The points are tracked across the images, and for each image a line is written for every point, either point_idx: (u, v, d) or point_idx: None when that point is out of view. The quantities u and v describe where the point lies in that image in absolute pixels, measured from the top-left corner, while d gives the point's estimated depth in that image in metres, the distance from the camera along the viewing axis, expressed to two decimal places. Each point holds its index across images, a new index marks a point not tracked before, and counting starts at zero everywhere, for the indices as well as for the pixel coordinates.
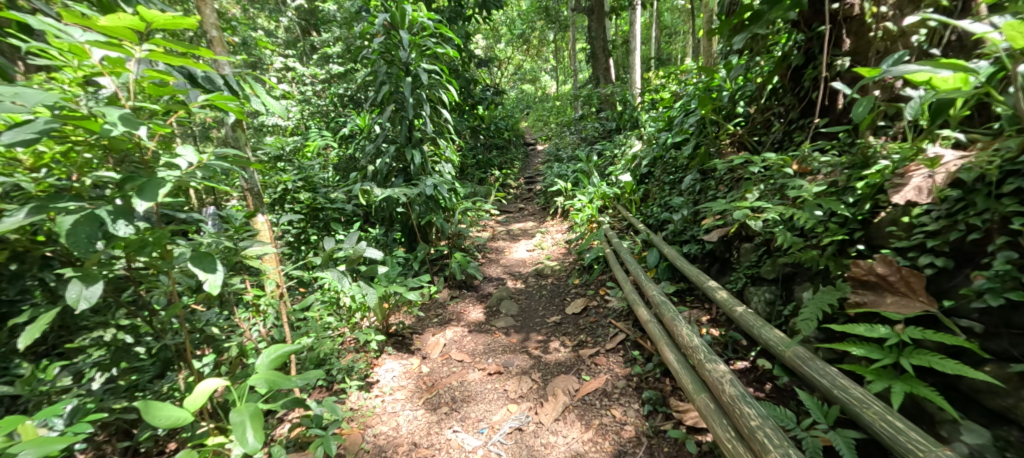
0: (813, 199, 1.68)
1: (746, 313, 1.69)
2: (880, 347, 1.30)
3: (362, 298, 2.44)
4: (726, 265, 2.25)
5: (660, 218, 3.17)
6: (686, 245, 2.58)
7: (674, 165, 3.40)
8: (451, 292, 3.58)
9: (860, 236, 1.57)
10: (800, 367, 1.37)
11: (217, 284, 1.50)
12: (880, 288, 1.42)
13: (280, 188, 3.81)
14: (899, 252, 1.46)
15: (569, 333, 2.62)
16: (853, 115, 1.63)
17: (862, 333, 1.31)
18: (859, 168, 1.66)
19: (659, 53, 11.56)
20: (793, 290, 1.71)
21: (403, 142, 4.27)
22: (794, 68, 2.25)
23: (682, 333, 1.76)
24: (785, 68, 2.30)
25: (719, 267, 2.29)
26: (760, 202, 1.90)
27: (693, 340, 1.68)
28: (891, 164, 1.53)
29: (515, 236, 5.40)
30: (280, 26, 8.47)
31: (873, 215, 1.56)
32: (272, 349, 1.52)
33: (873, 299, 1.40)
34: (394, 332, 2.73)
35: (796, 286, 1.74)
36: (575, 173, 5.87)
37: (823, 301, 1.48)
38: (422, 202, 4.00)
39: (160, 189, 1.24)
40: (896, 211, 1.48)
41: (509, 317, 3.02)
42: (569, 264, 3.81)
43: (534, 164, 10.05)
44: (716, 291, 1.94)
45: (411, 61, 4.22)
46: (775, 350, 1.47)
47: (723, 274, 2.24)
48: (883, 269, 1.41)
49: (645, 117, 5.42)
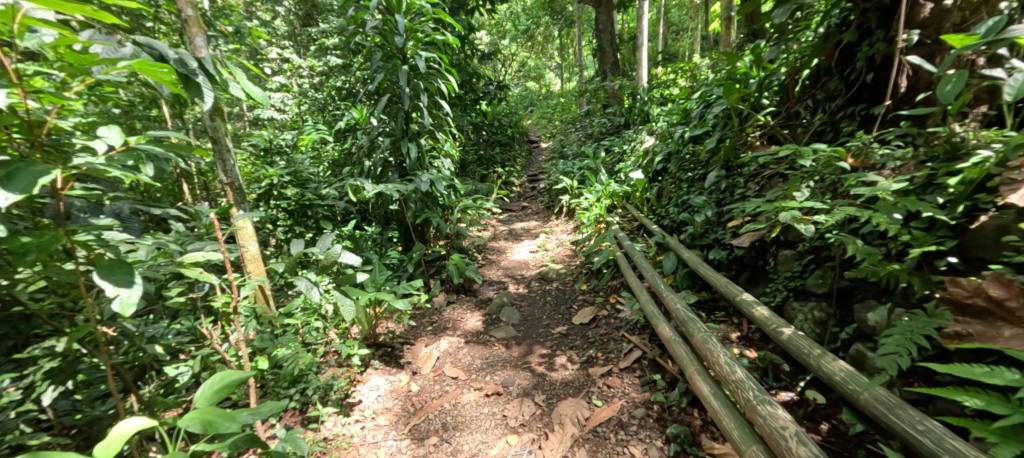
0: (891, 199, 1.39)
1: (795, 335, 1.41)
2: (1004, 398, 1.02)
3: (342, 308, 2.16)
4: (760, 273, 1.98)
5: (678, 219, 2.89)
6: (709, 249, 2.31)
7: (693, 160, 3.13)
8: (447, 297, 3.33)
9: (953, 246, 1.34)
10: (885, 417, 1.10)
11: (131, 303, 1.18)
12: (990, 315, 1.16)
13: (265, 183, 3.60)
14: (1013, 267, 1.20)
15: (577, 347, 2.34)
16: (941, 95, 1.37)
17: (977, 378, 1.04)
18: (948, 160, 1.43)
19: (666, 49, 11.31)
20: (855, 307, 1.46)
21: (398, 135, 4.00)
22: (845, 46, 1.98)
23: (718, 359, 1.48)
24: (833, 47, 2.04)
25: (750, 275, 2.02)
26: (810, 202, 1.62)
27: (735, 372, 1.39)
28: (995, 155, 1.29)
29: (517, 236, 5.12)
30: (277, 16, 8.23)
31: (971, 219, 1.33)
32: (219, 376, 1.25)
33: (983, 332, 1.14)
34: (383, 343, 2.47)
35: (860, 303, 1.48)
36: (582, 169, 5.60)
37: (916, 332, 1.23)
38: (418, 199, 3.72)
39: (37, 178, 0.99)
40: (1008, 217, 1.25)
41: (510, 327, 2.75)
42: (576, 267, 3.54)
43: (537, 161, 9.78)
44: (754, 306, 1.66)
45: (408, 48, 3.96)
46: (847, 391, 1.19)
47: (754, 284, 1.97)
48: (997, 291, 1.15)
49: (656, 111, 5.15)
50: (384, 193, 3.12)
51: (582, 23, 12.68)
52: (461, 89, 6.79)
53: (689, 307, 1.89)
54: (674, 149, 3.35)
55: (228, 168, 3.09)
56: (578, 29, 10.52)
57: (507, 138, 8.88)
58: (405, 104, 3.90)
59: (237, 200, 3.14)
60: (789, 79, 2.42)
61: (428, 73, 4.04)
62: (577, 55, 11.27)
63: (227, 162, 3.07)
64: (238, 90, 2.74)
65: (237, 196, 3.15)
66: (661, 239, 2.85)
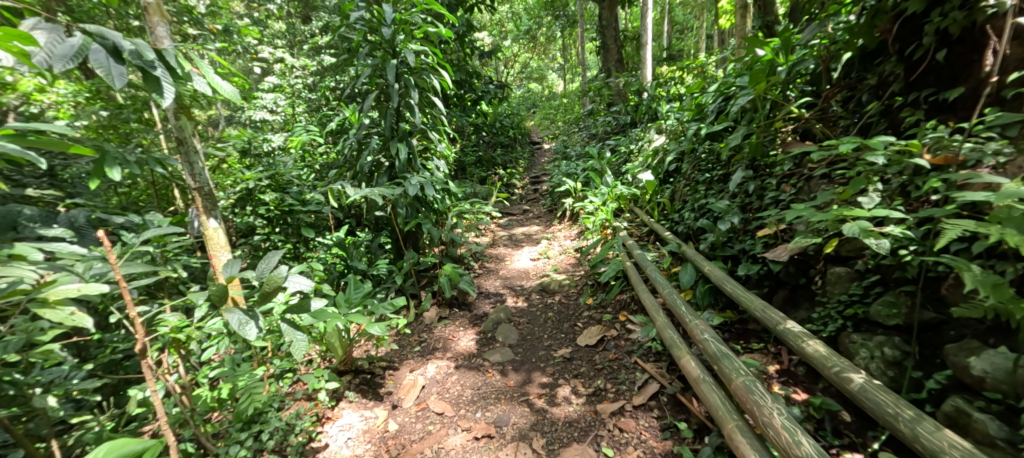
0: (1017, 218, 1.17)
1: (874, 392, 1.15)
2: None
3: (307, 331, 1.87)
4: (803, 294, 1.77)
5: (696, 226, 2.60)
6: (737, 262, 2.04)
7: (710, 161, 2.83)
8: (439, 313, 3.05)
9: None
10: None
11: None
12: None
13: (241, 187, 3.31)
14: None
15: (583, 375, 2.04)
16: None
17: None
18: None
19: (670, 48, 11.02)
20: (953, 348, 1.32)
21: (388, 135, 3.72)
22: (907, 18, 1.73)
23: (770, 418, 1.18)
24: (893, 20, 1.77)
25: (789, 294, 1.81)
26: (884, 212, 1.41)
27: (798, 442, 1.09)
28: None
29: (518, 242, 4.82)
30: (270, 16, 8.00)
31: None
32: (108, 447, 1.05)
33: None
34: (362, 370, 2.17)
35: (956, 344, 1.35)
36: (586, 170, 5.29)
37: None
38: (408, 204, 3.42)
39: None
40: None
41: (506, 348, 2.44)
42: (580, 278, 3.24)
43: (540, 163, 9.48)
44: (804, 341, 1.37)
45: (398, 41, 3.68)
46: None
47: (799, 309, 1.75)
48: None
49: (664, 109, 4.86)
50: (370, 198, 2.85)
51: (585, 21, 12.39)
52: (459, 88, 6.52)
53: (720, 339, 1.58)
54: (689, 147, 3.06)
55: (196, 171, 2.80)
56: (581, 27, 10.24)
57: (508, 140, 8.58)
58: (395, 101, 3.63)
59: (207, 207, 2.83)
60: (823, 68, 2.17)
61: (420, 69, 3.77)
62: (579, 55, 10.98)
63: (195, 165, 2.79)
64: (203, 84, 2.48)
65: (207, 201, 2.84)
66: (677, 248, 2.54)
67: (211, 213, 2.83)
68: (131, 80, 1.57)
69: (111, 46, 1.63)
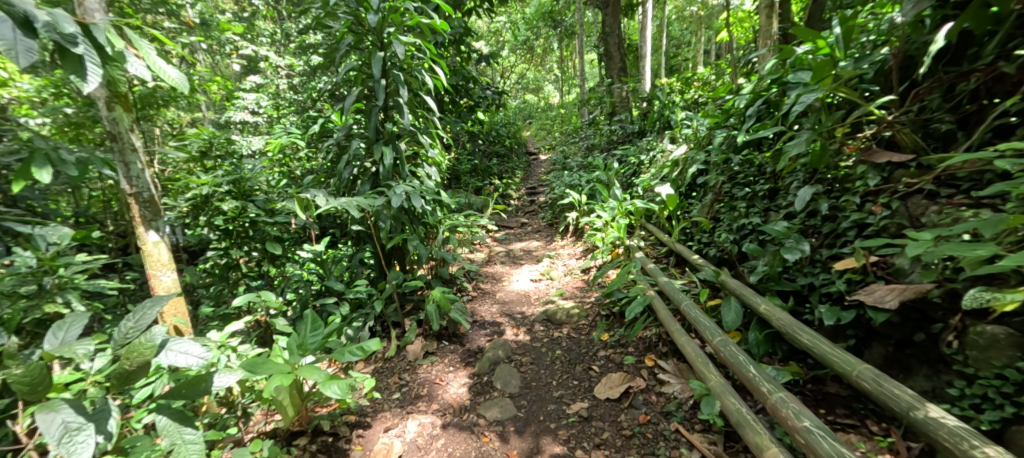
0: None
1: None
2: None
3: (275, 383, 1.49)
4: (935, 359, 1.44)
5: (737, 250, 2.16)
6: (816, 304, 1.67)
7: (747, 174, 2.44)
8: (426, 346, 2.61)
9: None
10: None
11: None
12: None
13: (196, 193, 2.84)
14: None
15: (607, 446, 1.67)
16: None
17: None
18: None
19: (671, 59, 10.72)
20: None
21: (372, 138, 3.27)
22: None
23: None
24: None
25: (913, 356, 1.49)
26: None
27: None
28: None
29: (517, 259, 4.37)
30: (257, 14, 7.57)
31: None
32: None
33: None
34: (322, 433, 1.82)
35: None
36: (591, 182, 4.88)
37: None
38: (392, 216, 2.92)
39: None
40: None
41: (507, 398, 2.03)
42: (590, 306, 2.81)
43: (537, 173, 9.07)
44: (975, 453, 1.03)
45: (387, 33, 3.26)
46: None
47: (937, 384, 1.42)
48: None
49: (677, 116, 4.46)
50: (346, 210, 2.41)
51: (586, 30, 12.08)
52: (455, 93, 6.12)
53: (824, 430, 1.23)
54: (719, 158, 2.65)
55: (132, 173, 2.40)
56: (582, 36, 9.92)
57: (505, 149, 8.20)
58: (381, 99, 3.19)
59: (147, 216, 2.43)
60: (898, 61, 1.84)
61: (411, 65, 3.34)
62: (579, 64, 10.65)
63: (131, 166, 2.38)
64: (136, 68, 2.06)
65: (147, 210, 2.44)
66: (712, 277, 2.15)
67: (150, 226, 2.43)
68: (39, 58, 1.44)
69: (19, 15, 1.46)
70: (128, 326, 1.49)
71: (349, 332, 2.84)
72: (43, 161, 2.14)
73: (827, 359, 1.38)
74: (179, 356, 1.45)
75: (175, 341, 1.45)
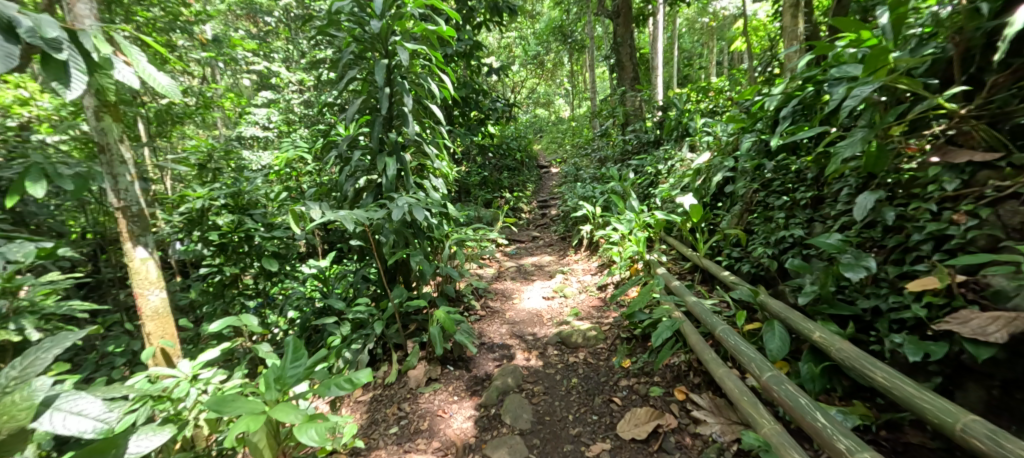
0: None
1: None
2: None
3: (238, 427, 1.24)
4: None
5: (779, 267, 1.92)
6: (889, 334, 1.43)
7: (784, 182, 2.21)
8: (430, 372, 2.39)
9: None
10: None
11: None
12: None
13: (191, 206, 2.63)
14: None
15: None
16: None
17: None
18: None
19: (684, 70, 10.52)
20: None
21: (375, 148, 3.10)
22: None
23: None
24: None
25: (1015, 399, 1.24)
26: None
27: None
28: None
29: (528, 275, 4.14)
30: (266, 29, 7.55)
31: None
32: None
33: None
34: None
35: None
36: (606, 193, 4.66)
37: None
38: (396, 231, 2.72)
39: None
40: None
41: (520, 438, 1.81)
42: (608, 328, 2.58)
43: (548, 186, 8.88)
44: None
45: (391, 38, 3.09)
46: None
47: None
48: None
49: (697, 124, 4.24)
50: (344, 223, 2.21)
51: (597, 43, 11.97)
52: (465, 105, 5.98)
53: None
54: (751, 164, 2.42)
55: (120, 186, 2.16)
56: (593, 49, 9.79)
57: (516, 162, 8.03)
58: (384, 107, 3.02)
59: (133, 231, 2.17)
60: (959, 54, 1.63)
61: (416, 72, 3.18)
62: (590, 76, 10.50)
63: (120, 178, 2.15)
64: (123, 76, 1.85)
65: (136, 224, 2.19)
66: (748, 297, 1.92)
67: (138, 241, 2.17)
68: (21, 64, 1.28)
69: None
70: (10, 375, 1.23)
71: (347, 355, 2.63)
72: (37, 175, 2.00)
73: (914, 405, 1.14)
74: (72, 421, 1.19)
75: (65, 402, 1.20)
